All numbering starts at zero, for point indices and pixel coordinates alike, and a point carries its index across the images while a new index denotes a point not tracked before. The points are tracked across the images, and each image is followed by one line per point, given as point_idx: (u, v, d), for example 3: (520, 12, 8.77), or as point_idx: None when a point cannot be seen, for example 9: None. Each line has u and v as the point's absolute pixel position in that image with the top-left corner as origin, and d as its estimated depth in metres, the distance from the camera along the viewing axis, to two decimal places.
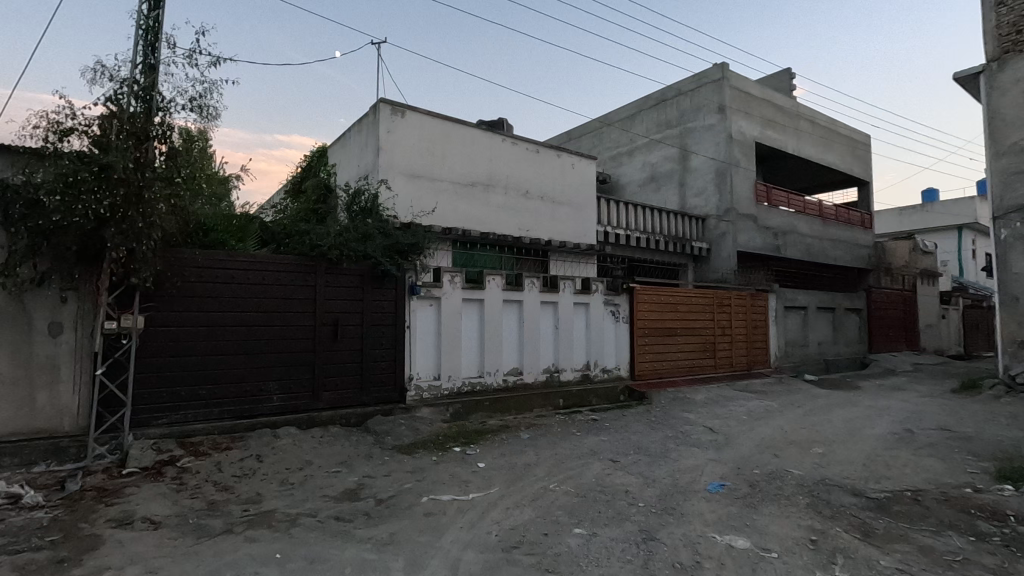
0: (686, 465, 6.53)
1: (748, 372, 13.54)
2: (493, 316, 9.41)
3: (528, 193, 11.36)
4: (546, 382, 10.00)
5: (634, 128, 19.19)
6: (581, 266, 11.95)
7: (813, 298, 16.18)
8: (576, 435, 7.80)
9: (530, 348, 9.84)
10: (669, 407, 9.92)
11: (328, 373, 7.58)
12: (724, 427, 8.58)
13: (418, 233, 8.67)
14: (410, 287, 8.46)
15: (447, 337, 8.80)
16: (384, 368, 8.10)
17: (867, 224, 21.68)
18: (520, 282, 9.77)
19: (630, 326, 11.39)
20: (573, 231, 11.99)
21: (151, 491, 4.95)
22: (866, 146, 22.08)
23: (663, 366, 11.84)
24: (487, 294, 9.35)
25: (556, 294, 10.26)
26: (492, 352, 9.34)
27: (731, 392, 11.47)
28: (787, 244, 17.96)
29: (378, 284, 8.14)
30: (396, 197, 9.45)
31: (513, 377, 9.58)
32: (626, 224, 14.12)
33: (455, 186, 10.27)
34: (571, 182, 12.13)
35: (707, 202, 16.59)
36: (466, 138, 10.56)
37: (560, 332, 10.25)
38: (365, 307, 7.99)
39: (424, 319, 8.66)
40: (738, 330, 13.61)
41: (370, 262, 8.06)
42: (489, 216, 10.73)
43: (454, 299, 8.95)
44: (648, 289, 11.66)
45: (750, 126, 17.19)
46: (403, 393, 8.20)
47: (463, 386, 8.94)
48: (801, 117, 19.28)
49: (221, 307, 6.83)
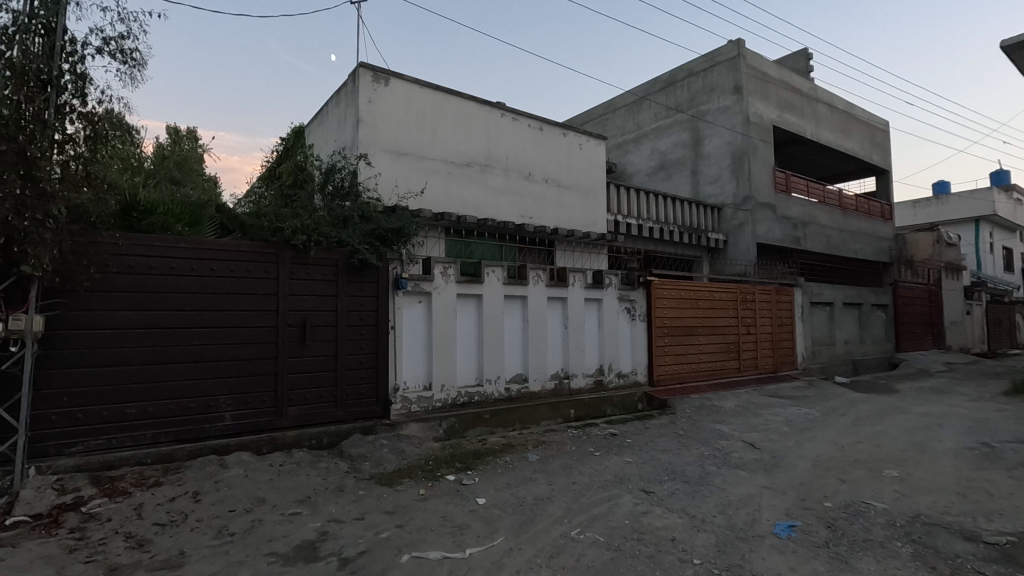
0: (738, 497, 5.22)
1: (776, 375, 12.24)
2: (494, 315, 8.09)
3: (530, 175, 10.06)
4: (555, 390, 8.68)
5: (641, 113, 17.95)
6: (591, 257, 10.60)
7: (840, 293, 14.91)
8: (595, 455, 6.50)
9: (536, 351, 8.52)
10: (696, 417, 8.63)
11: (294, 385, 6.25)
12: (767, 442, 7.30)
13: (405, 216, 7.38)
14: (395, 280, 7.13)
15: (440, 340, 7.49)
16: (364, 377, 6.77)
17: (887, 215, 20.48)
18: (525, 276, 8.47)
19: (648, 324, 10.08)
20: (581, 218, 10.70)
21: (30, 555, 3.62)
22: (885, 133, 20.91)
23: (684, 369, 10.53)
24: (486, 289, 8.04)
25: (566, 289, 8.95)
26: (492, 356, 8.02)
27: (762, 398, 10.19)
28: (807, 236, 16.71)
29: (356, 277, 6.80)
30: (379, 175, 8.13)
31: (518, 385, 8.26)
32: (638, 212, 12.86)
33: (448, 166, 8.96)
34: (579, 164, 10.83)
35: (723, 190, 15.34)
36: (461, 111, 9.25)
37: (570, 333, 8.93)
38: (340, 304, 6.65)
39: (413, 320, 7.34)
40: (763, 330, 12.32)
41: (346, 249, 6.75)
42: (488, 200, 9.42)
43: (448, 295, 7.64)
44: (667, 282, 10.36)
45: (767, 108, 15.94)
46: (386, 407, 6.87)
47: (459, 397, 7.62)
48: (819, 100, 18.06)
49: (157, 305, 5.51)
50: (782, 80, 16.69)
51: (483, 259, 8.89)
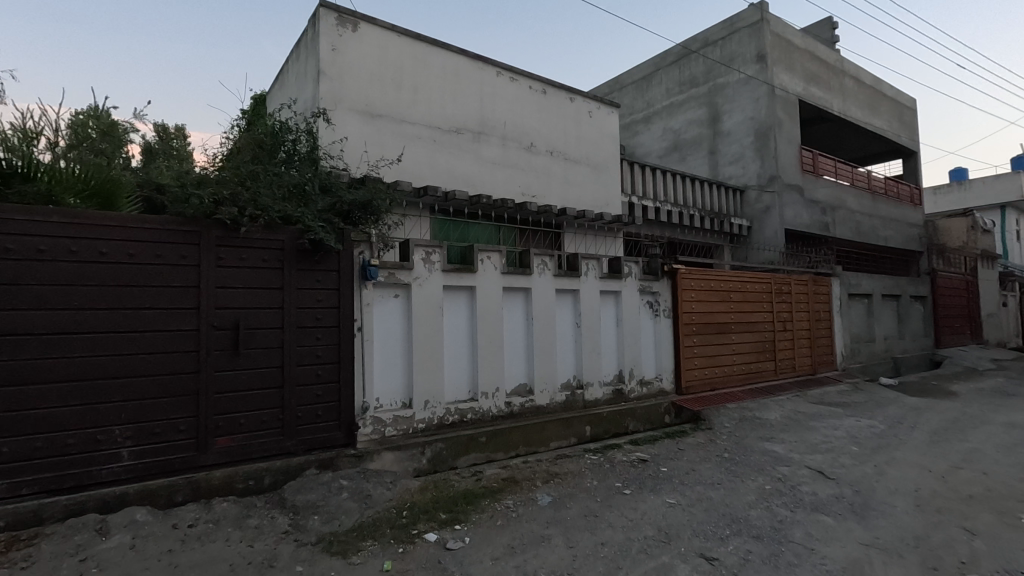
0: (840, 565, 3.66)
1: (816, 377, 10.68)
2: (490, 312, 6.53)
3: (532, 146, 8.50)
4: (567, 403, 7.12)
5: (652, 90, 16.41)
6: (604, 242, 9.00)
7: (878, 284, 13.35)
8: (627, 495, 4.94)
9: (543, 355, 6.95)
10: (739, 434, 7.09)
11: (224, 408, 4.68)
12: (839, 469, 5.76)
13: (377, 188, 5.83)
14: (362, 268, 5.55)
15: (422, 345, 5.95)
16: (322, 395, 5.19)
17: (916, 199, 18.97)
18: (528, 264, 6.91)
19: (674, 321, 8.51)
20: (592, 198, 9.14)
21: None
22: (912, 111, 19.37)
23: (715, 374, 8.96)
24: (480, 279, 6.47)
25: (577, 280, 7.39)
26: (489, 364, 6.45)
27: (809, 406, 8.64)
28: (836, 221, 15.17)
29: (310, 264, 5.22)
30: (345, 140, 6.52)
31: (520, 398, 6.69)
32: (655, 194, 11.31)
33: (432, 132, 7.39)
34: (588, 135, 9.27)
35: (745, 171, 13.80)
36: (448, 67, 7.67)
37: (584, 332, 7.37)
38: (288, 299, 5.08)
39: (388, 319, 5.78)
40: (800, 327, 10.75)
41: (295, 227, 5.18)
42: (482, 174, 7.86)
43: (432, 287, 6.08)
44: (694, 271, 8.80)
45: (793, 80, 14.38)
46: (351, 432, 5.31)
47: (449, 416, 6.06)
48: (846, 72, 16.49)
49: (21, 302, 3.97)
50: (807, 50, 15.12)
51: (477, 244, 7.34)
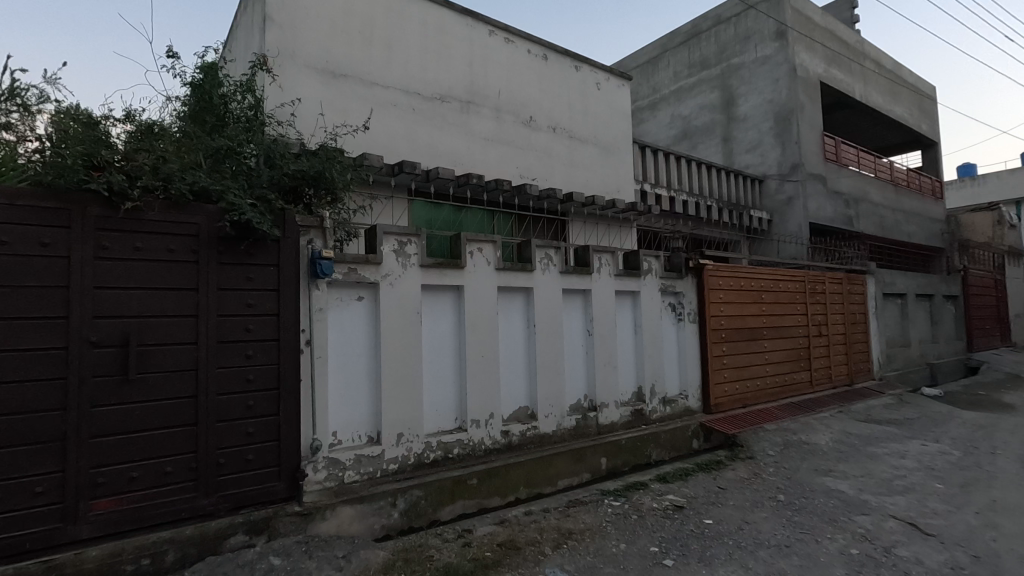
0: None
1: (853, 389, 9.41)
2: (483, 318, 5.20)
3: (531, 120, 7.19)
4: (577, 428, 5.79)
5: (658, 74, 15.22)
6: (616, 234, 7.69)
7: (912, 282, 12.10)
8: (670, 569, 3.62)
9: (548, 371, 5.63)
10: (786, 465, 5.81)
11: (106, 458, 3.32)
12: (932, 518, 4.46)
13: (337, 160, 4.51)
14: (311, 263, 4.20)
15: (396, 361, 4.62)
16: (254, 434, 3.84)
17: (936, 192, 17.81)
18: (530, 259, 5.60)
19: (700, 326, 7.21)
20: (602, 183, 7.84)
21: None
22: (932, 100, 18.21)
23: (747, 388, 7.66)
24: (470, 277, 5.15)
25: (589, 278, 6.08)
26: (480, 384, 5.12)
27: (858, 426, 7.35)
28: (859, 215, 13.96)
29: (236, 256, 3.86)
30: (298, 102, 5.18)
31: (521, 426, 5.36)
32: (668, 182, 10.08)
33: (410, 98, 6.06)
34: (596, 110, 7.98)
35: (763, 158, 12.57)
36: (430, 22, 6.35)
37: (597, 342, 6.05)
38: (204, 303, 3.73)
39: (351, 328, 4.47)
40: (836, 331, 9.46)
41: (217, 205, 3.82)
42: (471, 151, 6.54)
43: (407, 287, 4.75)
44: (723, 267, 7.52)
45: (814, 61, 13.17)
46: (294, 482, 3.96)
47: (429, 453, 4.73)
48: (866, 55, 15.30)
49: None
50: (827, 28, 13.91)
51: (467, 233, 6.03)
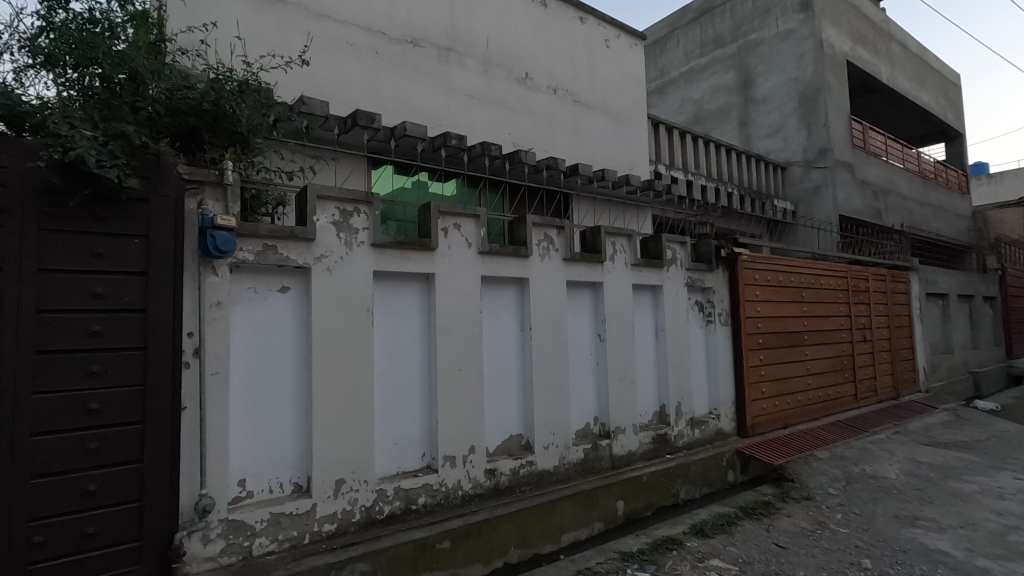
0: None
1: (902, 403, 8.11)
2: (462, 319, 3.87)
3: (527, 78, 5.89)
4: (587, 461, 4.46)
5: (666, 55, 14.02)
6: (630, 218, 6.39)
7: (954, 282, 10.81)
8: None
9: (549, 388, 4.31)
10: (856, 509, 4.50)
11: None
12: None
13: (250, 93, 3.18)
14: (202, 237, 2.86)
15: (336, 378, 3.29)
16: (98, 492, 2.51)
17: (963, 187, 16.60)
18: (524, 241, 4.28)
19: (734, 330, 5.90)
20: (612, 158, 6.55)
21: None
22: (957, 88, 16.99)
23: (787, 404, 6.34)
24: (445, 264, 3.83)
25: (602, 267, 4.77)
26: (458, 408, 3.79)
27: (925, 452, 6.04)
28: (888, 208, 12.70)
29: (74, 219, 2.52)
30: (214, 27, 3.85)
31: (512, 462, 4.04)
32: (684, 165, 8.81)
33: (373, 37, 4.73)
34: (605, 71, 6.68)
35: (786, 143, 11.31)
36: None
37: (611, 349, 4.74)
38: (14, 291, 2.39)
39: (269, 332, 3.16)
40: (880, 336, 8.15)
41: (41, 139, 2.49)
42: (453, 109, 5.22)
43: (356, 275, 3.42)
44: (758, 258, 6.22)
45: (840, 37, 11.90)
46: (163, 565, 2.64)
47: (383, 506, 3.40)
48: (892, 36, 14.06)
49: None
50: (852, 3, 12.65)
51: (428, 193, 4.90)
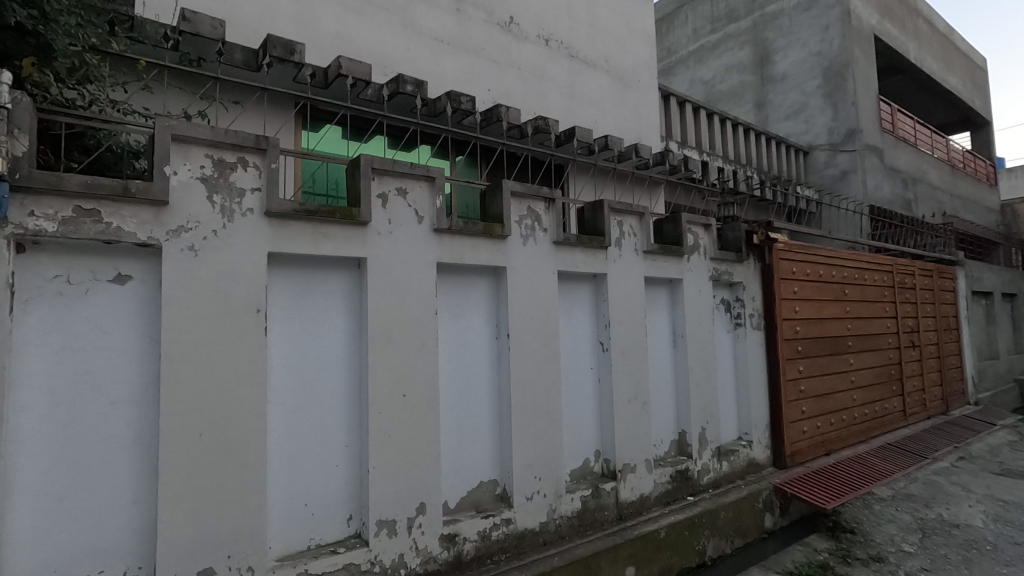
0: None
1: (953, 419, 6.97)
2: (408, 325, 2.74)
3: (512, 23, 4.75)
4: (585, 513, 3.33)
5: (674, 33, 12.92)
6: (638, 199, 5.28)
7: (997, 278, 9.65)
8: None
9: (533, 416, 3.17)
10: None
11: None
12: None
13: None
14: None
15: (202, 417, 2.16)
16: None
17: (991, 179, 15.43)
18: (500, 217, 3.14)
19: (768, 335, 4.76)
20: (616, 127, 5.42)
21: None
22: (985, 73, 15.79)
23: (830, 426, 5.21)
24: (382, 247, 2.69)
25: (605, 255, 3.63)
26: (400, 451, 2.65)
27: (1004, 486, 4.90)
28: (918, 198, 11.56)
29: None
30: None
31: (481, 522, 2.90)
32: (699, 144, 7.68)
33: None
34: (608, 24, 5.54)
35: (808, 125, 10.17)
36: None
37: (618, 363, 3.60)
38: None
39: (89, 348, 2.04)
40: (928, 340, 7.01)
41: None
42: (415, 55, 4.09)
43: (239, 259, 2.29)
44: (796, 247, 5.08)
45: (867, 9, 10.74)
46: None
47: None
48: (920, 13, 12.89)
49: None
50: None
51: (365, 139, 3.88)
